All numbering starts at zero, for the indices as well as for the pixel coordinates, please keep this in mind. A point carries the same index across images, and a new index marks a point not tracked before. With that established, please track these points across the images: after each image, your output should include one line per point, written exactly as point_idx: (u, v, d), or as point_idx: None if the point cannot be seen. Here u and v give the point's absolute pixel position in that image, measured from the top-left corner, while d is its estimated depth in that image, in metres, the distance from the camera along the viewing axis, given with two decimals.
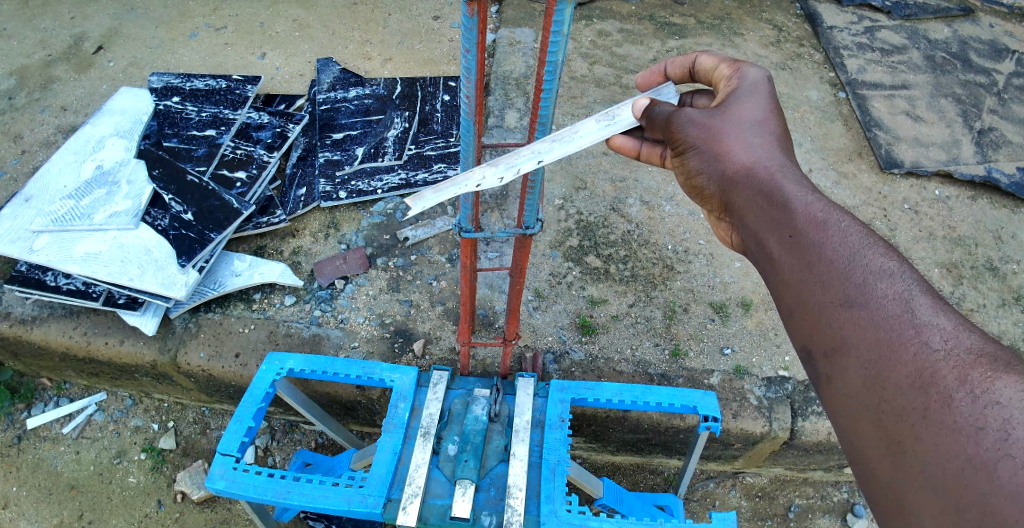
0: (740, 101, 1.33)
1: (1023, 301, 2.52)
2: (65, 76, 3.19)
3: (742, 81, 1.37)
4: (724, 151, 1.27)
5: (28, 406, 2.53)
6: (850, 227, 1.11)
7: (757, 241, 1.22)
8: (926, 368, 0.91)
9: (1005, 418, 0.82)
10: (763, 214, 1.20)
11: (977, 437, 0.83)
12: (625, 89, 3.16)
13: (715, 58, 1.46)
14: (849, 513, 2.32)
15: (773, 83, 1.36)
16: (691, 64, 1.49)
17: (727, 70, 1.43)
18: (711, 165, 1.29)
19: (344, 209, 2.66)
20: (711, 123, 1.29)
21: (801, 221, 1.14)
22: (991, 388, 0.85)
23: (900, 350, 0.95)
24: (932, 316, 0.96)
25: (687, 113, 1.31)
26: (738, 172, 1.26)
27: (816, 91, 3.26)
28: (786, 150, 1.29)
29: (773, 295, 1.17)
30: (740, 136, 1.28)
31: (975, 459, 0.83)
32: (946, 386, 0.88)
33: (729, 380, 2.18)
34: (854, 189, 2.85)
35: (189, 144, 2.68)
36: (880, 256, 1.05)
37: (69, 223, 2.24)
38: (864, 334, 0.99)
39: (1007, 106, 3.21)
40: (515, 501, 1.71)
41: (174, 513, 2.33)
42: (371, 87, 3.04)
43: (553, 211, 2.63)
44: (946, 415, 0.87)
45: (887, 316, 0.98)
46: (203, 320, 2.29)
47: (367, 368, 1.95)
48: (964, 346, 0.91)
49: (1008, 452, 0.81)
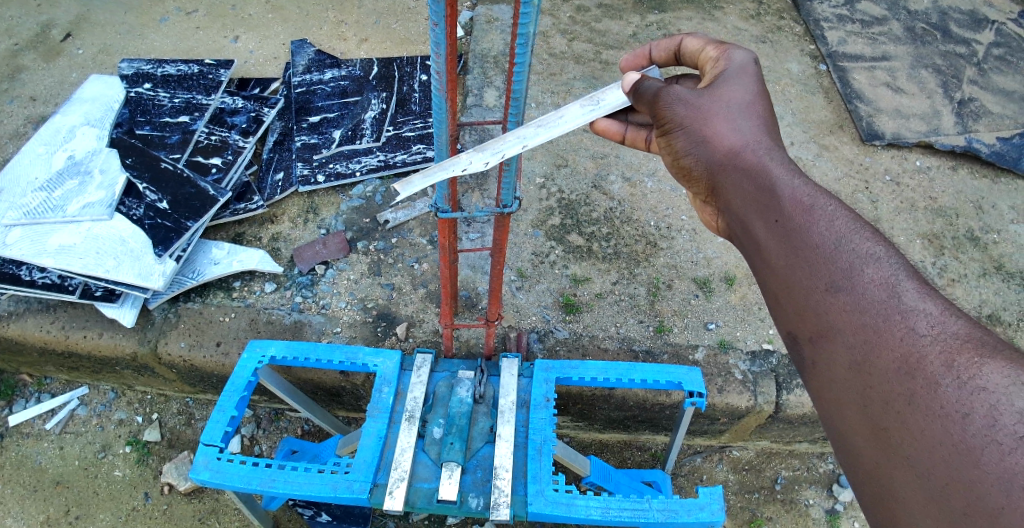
0: (728, 84, 1.30)
1: (1003, 270, 2.54)
2: (33, 65, 3.11)
3: (730, 64, 1.35)
4: (712, 132, 1.25)
5: (9, 403, 2.49)
6: (837, 211, 1.08)
7: (743, 227, 1.19)
8: (913, 353, 0.89)
9: (991, 404, 0.80)
10: (749, 196, 1.17)
11: (963, 423, 0.81)
12: (605, 65, 3.13)
13: (701, 40, 1.45)
14: (835, 484, 2.34)
15: (760, 66, 1.35)
16: (676, 47, 1.48)
17: (714, 52, 1.41)
18: (699, 147, 1.26)
19: (322, 194, 2.62)
20: (700, 104, 1.27)
21: (787, 204, 1.11)
22: (978, 373, 0.83)
23: (887, 336, 0.92)
24: (919, 301, 0.93)
25: (675, 91, 1.30)
26: (725, 155, 1.23)
27: (797, 64, 3.24)
28: (774, 133, 1.26)
29: (759, 281, 1.14)
30: (728, 118, 1.26)
31: (961, 445, 0.80)
32: (933, 372, 0.86)
33: (714, 355, 2.18)
34: (836, 161, 2.85)
35: (162, 131, 2.63)
36: (867, 240, 1.03)
37: (41, 216, 2.19)
38: (850, 319, 0.97)
39: (987, 76, 3.21)
40: (501, 482, 1.70)
41: (162, 505, 2.30)
42: (347, 69, 2.99)
43: (534, 190, 2.60)
44: (933, 400, 0.85)
45: (873, 301, 0.96)
46: (182, 310, 2.25)
47: (349, 353, 1.93)
48: (951, 331, 0.89)
49: (995, 438, 0.78)
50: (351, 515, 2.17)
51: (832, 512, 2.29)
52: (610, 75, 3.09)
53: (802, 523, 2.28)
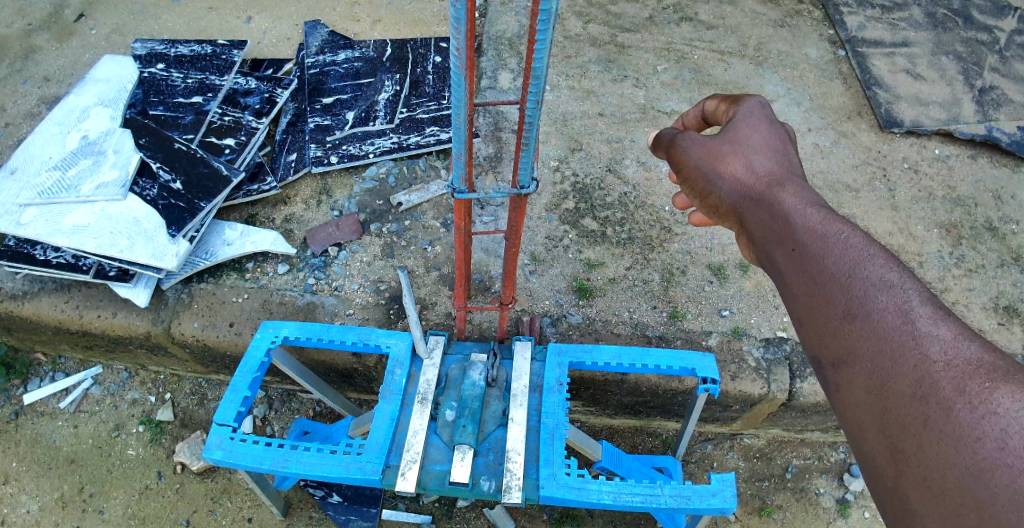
0: (742, 129, 1.40)
1: (1021, 261, 2.51)
2: (46, 45, 3.10)
3: (738, 112, 1.45)
4: (724, 169, 1.34)
5: (24, 381, 2.52)
6: (851, 238, 1.08)
7: (767, 259, 1.21)
8: (926, 378, 0.87)
9: (1002, 427, 0.77)
10: (767, 226, 1.21)
11: (975, 446, 0.78)
12: (620, 48, 3.10)
13: (716, 99, 1.54)
14: (846, 473, 2.34)
15: (774, 115, 1.44)
16: (700, 112, 1.60)
17: (725, 107, 1.50)
18: (718, 182, 1.34)
19: (335, 175, 2.61)
20: (709, 144, 1.39)
21: (801, 232, 1.13)
22: (990, 398, 0.80)
23: (901, 362, 0.91)
24: (931, 327, 0.91)
25: (688, 137, 1.44)
26: (743, 188, 1.29)
27: (815, 49, 3.20)
28: (789, 169, 1.32)
29: (787, 309, 1.14)
30: (739, 155, 1.35)
31: (974, 467, 0.77)
32: (945, 396, 0.84)
33: (728, 341, 2.17)
34: (854, 148, 2.81)
35: (175, 111, 2.62)
36: (880, 268, 1.01)
37: (55, 196, 2.20)
38: (869, 345, 0.96)
39: (1008, 64, 3.16)
40: (513, 465, 1.71)
41: (175, 484, 2.32)
42: (360, 49, 2.97)
43: (548, 173, 2.59)
44: (945, 423, 0.82)
45: (887, 328, 0.95)
46: (196, 291, 2.26)
47: (363, 335, 1.93)
48: (963, 357, 0.86)
49: (1005, 460, 0.75)
50: (362, 496, 2.20)
51: (842, 502, 2.29)
52: (625, 58, 3.06)
53: (812, 511, 2.27)
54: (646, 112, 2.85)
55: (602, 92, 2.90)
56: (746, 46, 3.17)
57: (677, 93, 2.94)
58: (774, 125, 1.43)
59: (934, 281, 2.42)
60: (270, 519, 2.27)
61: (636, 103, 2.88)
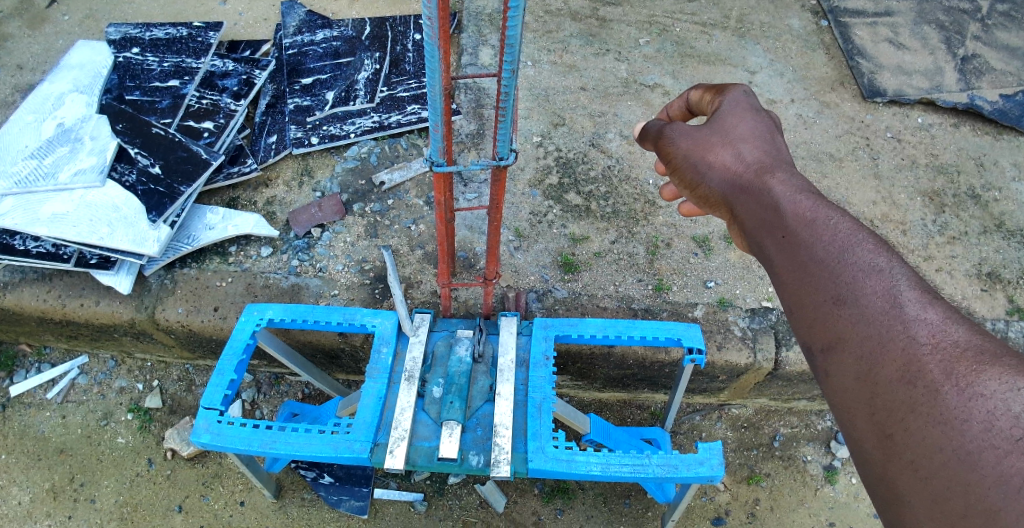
0: (729, 119, 1.39)
1: (1004, 228, 2.53)
2: (18, 32, 3.04)
3: (724, 101, 1.43)
4: (713, 158, 1.33)
5: (10, 374, 2.50)
6: (839, 224, 1.08)
7: (757, 248, 1.20)
8: (913, 362, 0.88)
9: (989, 410, 0.78)
10: (756, 214, 1.21)
11: (962, 429, 0.80)
12: (602, 22, 3.07)
13: (699, 89, 1.50)
14: (833, 441, 2.36)
15: (758, 103, 1.44)
16: (684, 103, 1.56)
17: (710, 98, 1.47)
18: (707, 173, 1.33)
19: (316, 155, 2.59)
20: (697, 135, 1.38)
21: (790, 220, 1.13)
22: (976, 380, 0.81)
23: (890, 346, 0.91)
24: (919, 311, 0.92)
25: (676, 128, 1.43)
26: (734, 178, 1.29)
27: (797, 20, 3.19)
28: (777, 156, 1.32)
29: (777, 297, 1.13)
30: (727, 145, 1.34)
31: (961, 450, 0.79)
32: (933, 380, 0.85)
33: (713, 312, 2.18)
34: (837, 118, 2.81)
35: (152, 96, 2.58)
36: (868, 253, 1.02)
37: (33, 184, 2.15)
38: (858, 330, 0.96)
39: (990, 32, 3.15)
40: (501, 439, 1.70)
41: (165, 471, 2.32)
42: (338, 29, 2.93)
43: (531, 148, 2.57)
44: (933, 407, 0.83)
45: (875, 312, 0.95)
46: (179, 276, 2.24)
47: (346, 314, 1.91)
48: (951, 339, 0.87)
49: (991, 443, 0.77)
50: (354, 476, 2.25)
51: (830, 469, 2.31)
52: (608, 32, 3.04)
53: (800, 479, 2.30)
54: (628, 85, 2.84)
55: (585, 66, 2.88)
56: (728, 18, 3.15)
57: (659, 66, 2.92)
58: (758, 113, 1.43)
59: (916, 249, 2.44)
60: (262, 502, 2.27)
61: (618, 77, 2.86)
